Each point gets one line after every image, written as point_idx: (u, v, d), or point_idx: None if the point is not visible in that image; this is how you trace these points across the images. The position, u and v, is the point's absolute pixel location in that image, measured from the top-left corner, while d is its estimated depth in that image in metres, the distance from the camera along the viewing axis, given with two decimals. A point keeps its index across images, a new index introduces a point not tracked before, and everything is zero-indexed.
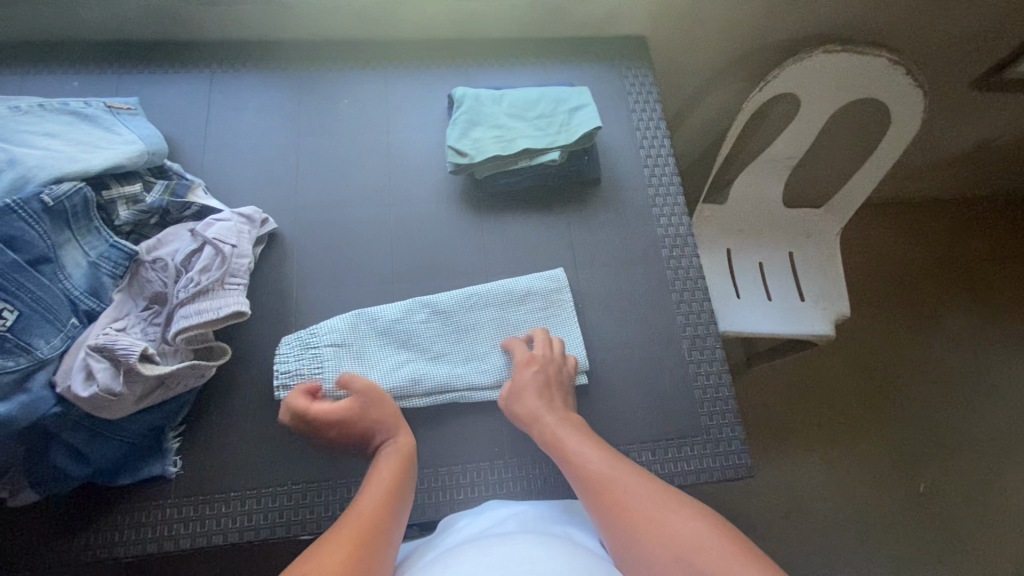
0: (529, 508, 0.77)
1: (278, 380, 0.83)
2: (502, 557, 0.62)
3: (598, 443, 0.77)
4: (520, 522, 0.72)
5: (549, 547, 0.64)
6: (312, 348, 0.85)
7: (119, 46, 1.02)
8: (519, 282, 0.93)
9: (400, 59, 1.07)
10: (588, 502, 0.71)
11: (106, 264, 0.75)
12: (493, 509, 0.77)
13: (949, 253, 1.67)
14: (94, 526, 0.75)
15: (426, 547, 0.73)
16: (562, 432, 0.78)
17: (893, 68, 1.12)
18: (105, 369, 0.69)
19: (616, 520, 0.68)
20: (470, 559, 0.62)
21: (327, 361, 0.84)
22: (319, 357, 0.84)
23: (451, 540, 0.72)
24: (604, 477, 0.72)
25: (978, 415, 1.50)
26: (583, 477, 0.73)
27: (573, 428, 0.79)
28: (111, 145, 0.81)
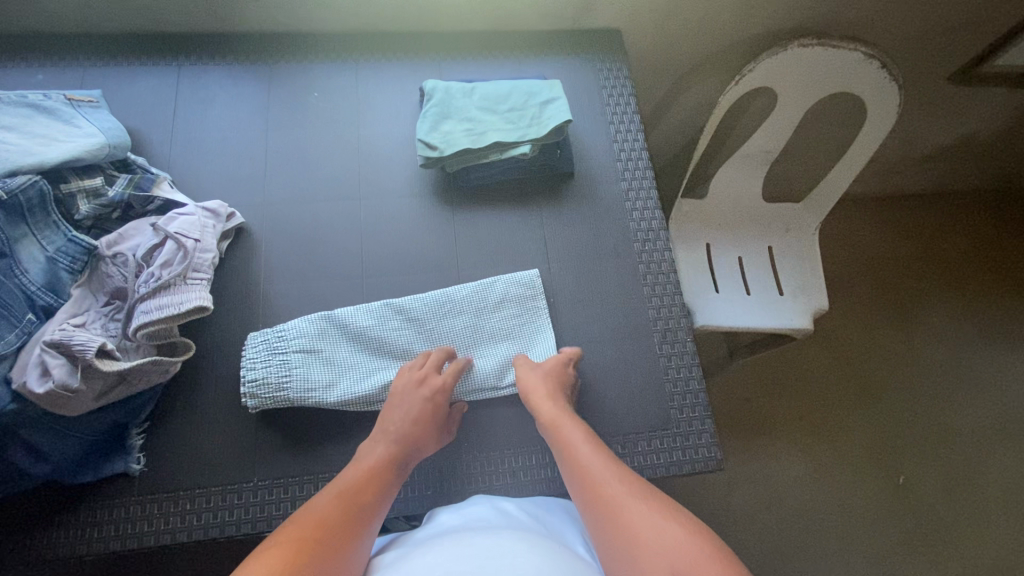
0: (512, 503, 0.77)
1: (243, 388, 0.81)
2: (482, 556, 0.62)
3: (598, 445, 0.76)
4: (501, 517, 0.73)
5: (529, 546, 0.65)
6: (278, 353, 0.83)
7: (83, 39, 1.00)
8: (494, 288, 0.91)
9: (372, 51, 1.06)
10: (582, 505, 0.71)
11: (64, 259, 0.75)
12: (475, 503, 0.77)
13: (928, 247, 1.68)
14: (56, 524, 0.74)
15: (404, 538, 0.73)
16: (565, 428, 0.77)
17: (867, 62, 1.12)
18: (61, 365, 0.67)
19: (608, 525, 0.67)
20: (450, 556, 0.62)
21: (294, 367, 0.82)
22: (286, 362, 0.82)
23: (428, 530, 0.73)
24: (597, 479, 0.71)
25: (956, 407, 1.51)
26: (578, 477, 0.73)
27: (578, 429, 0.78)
28: (70, 138, 0.80)
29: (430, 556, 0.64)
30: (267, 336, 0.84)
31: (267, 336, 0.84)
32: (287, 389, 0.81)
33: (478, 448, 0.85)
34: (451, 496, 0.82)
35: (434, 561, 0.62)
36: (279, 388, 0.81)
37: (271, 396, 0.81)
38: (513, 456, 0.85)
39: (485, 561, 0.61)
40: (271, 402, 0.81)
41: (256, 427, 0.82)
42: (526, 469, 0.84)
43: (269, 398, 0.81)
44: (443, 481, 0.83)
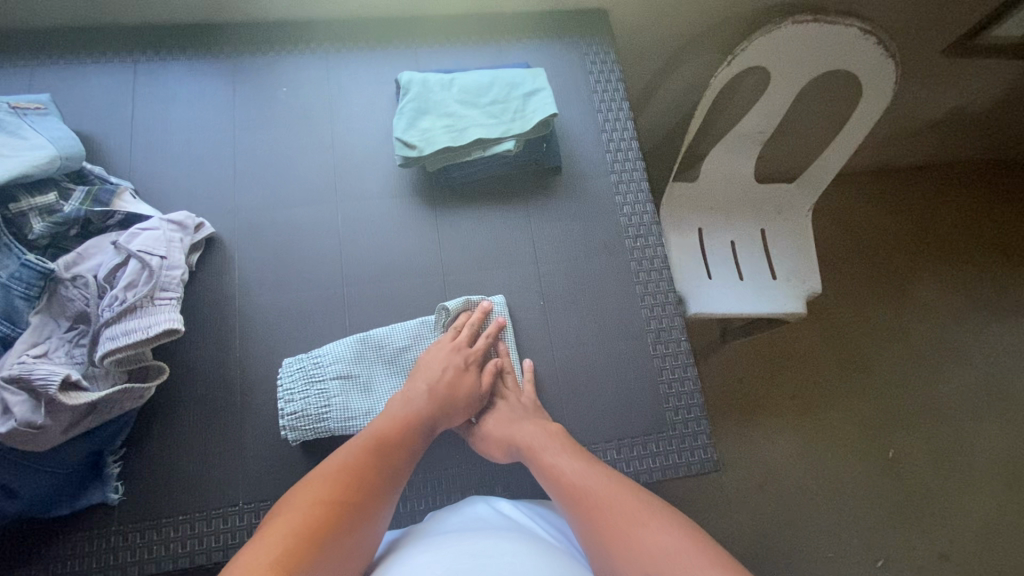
0: (511, 506, 0.75)
1: (283, 421, 0.78)
2: (480, 553, 0.63)
3: (578, 453, 0.74)
4: (504, 523, 0.71)
5: (534, 560, 0.64)
6: (317, 382, 0.80)
7: (29, 34, 0.93)
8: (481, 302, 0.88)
9: (344, 40, 1.00)
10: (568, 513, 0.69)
11: (18, 285, 0.69)
12: (474, 504, 0.75)
13: (921, 222, 1.66)
14: (35, 558, 0.71)
15: (402, 536, 0.71)
16: (538, 442, 0.76)
17: (865, 38, 1.07)
18: (23, 402, 0.63)
19: (594, 534, 0.66)
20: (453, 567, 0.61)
21: (333, 397, 0.80)
22: (325, 391, 0.80)
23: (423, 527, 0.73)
24: (579, 485, 0.70)
25: (947, 382, 1.52)
26: (560, 489, 0.71)
27: (554, 439, 0.76)
28: (16, 151, 0.73)
29: (433, 559, 0.63)
30: (302, 365, 0.81)
31: (302, 365, 0.81)
32: (328, 419, 0.79)
33: (471, 458, 0.83)
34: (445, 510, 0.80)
35: (437, 560, 0.62)
36: (320, 419, 0.79)
37: (312, 428, 0.78)
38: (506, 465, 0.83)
39: (483, 557, 0.62)
40: (312, 434, 0.78)
41: (238, 449, 0.79)
42: (519, 478, 0.83)
43: (311, 430, 0.78)
44: (436, 494, 0.81)
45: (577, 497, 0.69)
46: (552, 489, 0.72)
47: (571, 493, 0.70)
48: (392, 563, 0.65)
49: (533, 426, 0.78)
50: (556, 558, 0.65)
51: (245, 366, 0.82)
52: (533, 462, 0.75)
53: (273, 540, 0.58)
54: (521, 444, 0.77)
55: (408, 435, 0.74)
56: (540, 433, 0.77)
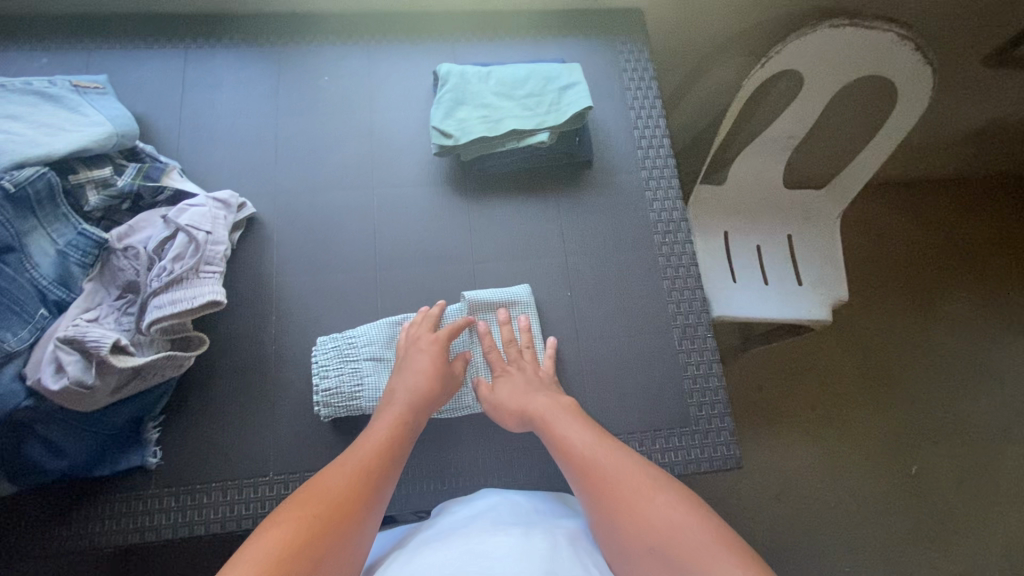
0: (523, 498, 0.76)
1: (317, 396, 0.80)
2: (477, 557, 0.61)
3: (589, 426, 0.75)
4: (511, 513, 0.71)
5: (535, 550, 0.62)
6: (350, 360, 0.83)
7: (89, 20, 0.97)
8: (510, 291, 0.89)
9: (384, 33, 1.03)
10: (578, 483, 0.70)
11: (75, 253, 0.73)
12: (485, 497, 0.76)
13: (952, 235, 1.63)
14: (75, 516, 0.74)
15: (416, 530, 0.73)
16: (551, 414, 0.76)
17: (902, 44, 1.07)
18: (76, 361, 0.67)
19: (606, 505, 0.66)
20: (454, 561, 0.61)
21: (367, 375, 0.82)
22: (358, 370, 0.82)
23: (439, 523, 0.72)
24: (591, 454, 0.70)
25: (975, 399, 1.49)
26: (571, 463, 0.71)
27: (564, 411, 0.77)
28: (77, 127, 0.77)
29: (431, 561, 0.62)
30: (336, 343, 0.84)
31: (336, 343, 0.84)
32: (361, 397, 0.81)
33: (494, 443, 0.84)
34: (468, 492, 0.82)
35: (434, 563, 0.62)
36: (352, 397, 0.81)
37: (345, 405, 0.80)
38: (528, 452, 0.84)
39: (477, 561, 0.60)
40: (344, 411, 0.80)
41: (271, 422, 0.81)
42: (540, 465, 0.84)
43: (344, 406, 0.80)
44: (459, 477, 0.82)
45: (585, 469, 0.69)
46: (564, 461, 0.72)
47: (581, 467, 0.70)
48: (406, 553, 0.66)
49: (544, 396, 0.79)
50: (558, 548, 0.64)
51: (280, 342, 0.85)
52: (545, 432, 0.75)
53: (263, 549, 0.54)
54: (535, 417, 0.77)
55: (388, 463, 0.69)
56: (552, 405, 0.77)
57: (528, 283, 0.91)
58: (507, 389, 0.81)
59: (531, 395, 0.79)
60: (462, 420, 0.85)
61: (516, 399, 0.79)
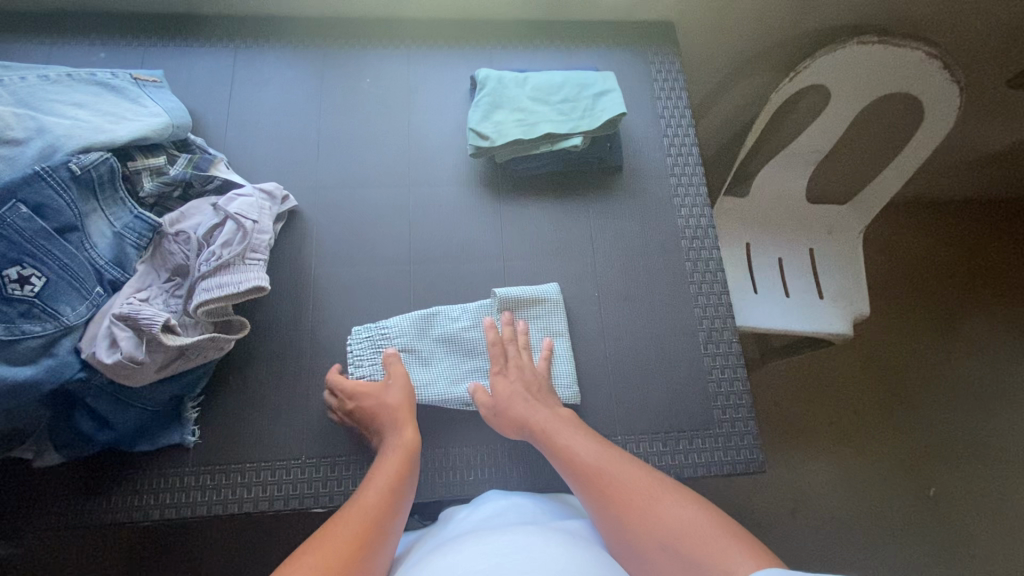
0: (527, 500, 0.77)
1: None
2: (499, 551, 0.61)
3: (590, 436, 0.77)
4: (520, 515, 0.73)
5: (547, 540, 0.64)
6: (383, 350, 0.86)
7: (146, 18, 1.02)
8: (539, 289, 0.91)
9: (425, 38, 1.06)
10: (582, 490, 0.71)
11: (131, 235, 0.77)
12: (490, 500, 0.77)
13: (975, 255, 1.63)
14: (115, 490, 0.77)
15: (427, 537, 0.74)
16: (551, 426, 0.78)
17: (931, 62, 1.08)
18: (129, 337, 0.70)
19: (612, 509, 0.68)
20: (469, 550, 0.62)
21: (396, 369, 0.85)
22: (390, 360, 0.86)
23: (451, 529, 0.72)
24: (595, 463, 0.72)
25: (996, 420, 1.48)
26: (577, 473, 0.73)
27: (564, 422, 0.78)
28: (137, 117, 0.81)
29: (453, 557, 0.62)
30: (369, 334, 0.87)
31: (369, 334, 0.87)
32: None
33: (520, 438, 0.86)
34: (493, 485, 0.83)
35: (454, 559, 0.61)
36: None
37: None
38: None
39: (501, 555, 0.60)
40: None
41: (304, 407, 0.83)
42: None
43: None
44: (485, 469, 0.84)
45: (591, 478, 0.71)
46: (569, 473, 0.74)
47: (587, 477, 0.72)
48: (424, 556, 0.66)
49: (542, 407, 0.80)
50: (570, 540, 0.65)
51: (315, 331, 0.87)
52: (547, 445, 0.77)
53: None
54: (536, 429, 0.78)
55: (390, 519, 0.67)
56: (552, 417, 0.79)
57: (557, 283, 0.93)
58: (505, 393, 0.82)
59: (524, 405, 0.80)
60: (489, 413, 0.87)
61: (511, 409, 0.80)
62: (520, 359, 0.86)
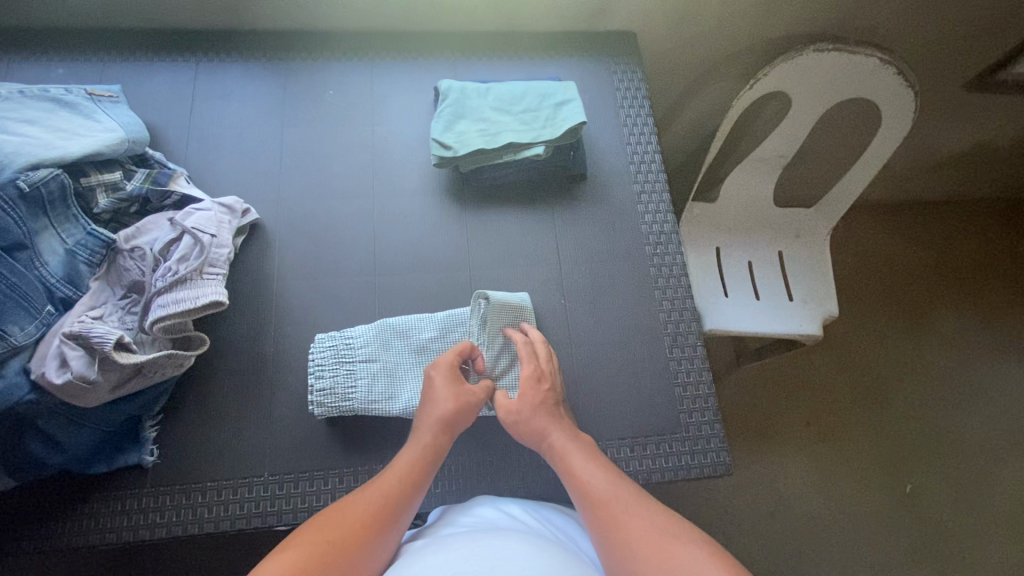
0: (517, 504, 0.77)
1: (311, 396, 0.81)
2: (490, 556, 0.61)
3: (604, 462, 0.76)
4: (513, 523, 0.72)
5: (538, 553, 0.63)
6: (346, 362, 0.84)
7: (105, 34, 1.02)
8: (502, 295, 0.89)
9: (389, 51, 1.07)
10: (586, 515, 0.71)
11: (83, 252, 0.75)
12: (484, 505, 0.77)
13: (940, 255, 1.67)
14: (70, 514, 0.75)
15: (417, 536, 0.74)
16: (568, 447, 0.77)
17: (884, 68, 1.11)
18: (80, 357, 0.69)
19: (613, 538, 0.68)
20: (460, 553, 0.62)
21: (360, 380, 0.83)
22: (351, 372, 0.84)
23: (440, 531, 0.72)
24: (604, 490, 0.72)
25: (966, 416, 1.50)
26: (586, 497, 0.72)
27: (580, 445, 0.78)
28: (91, 132, 0.81)
29: (443, 558, 0.62)
30: (333, 342, 0.85)
31: (333, 342, 0.85)
32: (353, 398, 0.82)
33: (486, 446, 0.85)
34: (461, 496, 0.82)
35: (446, 560, 0.62)
36: (345, 397, 0.82)
37: (337, 406, 0.81)
38: (520, 458, 0.85)
39: (493, 560, 0.61)
40: (336, 412, 0.81)
41: (267, 423, 0.82)
42: (534, 468, 0.84)
43: (335, 408, 0.81)
44: (452, 479, 0.83)
45: (600, 505, 0.71)
46: (578, 500, 0.73)
47: (595, 502, 0.71)
48: (416, 552, 0.67)
49: (563, 427, 0.79)
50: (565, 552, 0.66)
51: (278, 345, 0.86)
52: (562, 465, 0.76)
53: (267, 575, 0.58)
54: (552, 448, 0.78)
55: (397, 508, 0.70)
56: (569, 439, 0.78)
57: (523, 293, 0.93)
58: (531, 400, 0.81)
59: (547, 418, 0.80)
60: None
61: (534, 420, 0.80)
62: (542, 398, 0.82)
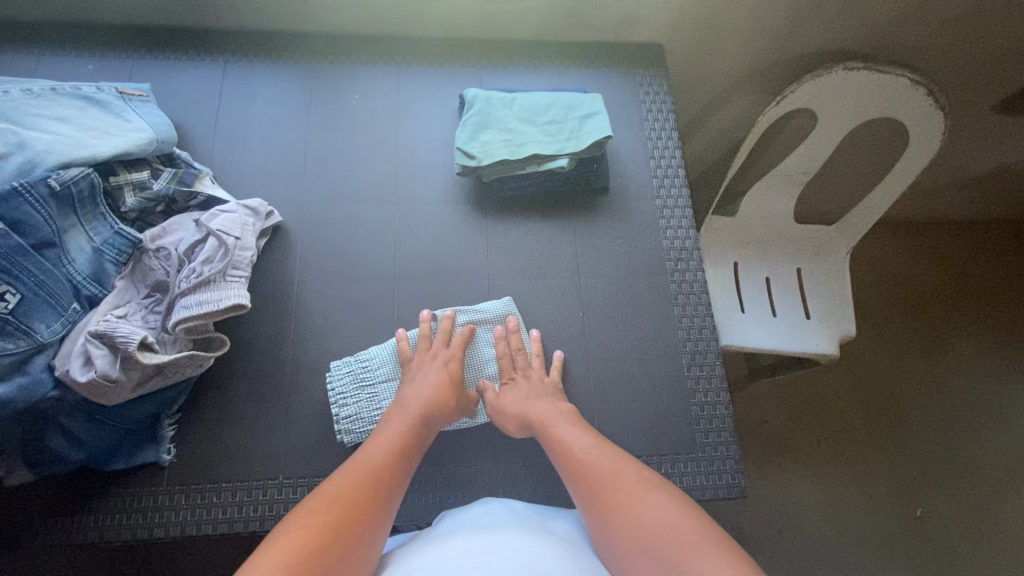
0: (521, 503, 0.76)
1: (338, 425, 0.82)
2: (489, 552, 0.60)
3: (589, 431, 0.77)
4: (514, 517, 0.71)
5: (539, 543, 0.62)
6: (366, 385, 0.85)
7: (136, 31, 1.02)
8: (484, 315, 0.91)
9: (416, 56, 1.07)
10: (574, 488, 0.71)
11: (110, 251, 0.76)
12: (485, 503, 0.76)
13: (960, 278, 1.64)
14: (88, 508, 0.76)
15: (417, 535, 0.72)
16: (549, 418, 0.79)
17: (915, 88, 1.10)
18: (104, 355, 0.69)
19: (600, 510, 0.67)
20: (459, 549, 0.61)
21: (384, 400, 0.84)
22: (374, 395, 0.84)
23: (441, 528, 0.71)
24: (591, 459, 0.72)
25: (983, 443, 1.48)
26: (571, 466, 0.73)
27: (562, 416, 0.79)
28: (121, 132, 0.81)
29: (443, 554, 0.61)
30: (350, 367, 0.85)
31: (350, 367, 0.85)
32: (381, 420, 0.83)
33: (498, 459, 0.85)
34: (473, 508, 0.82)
35: (445, 555, 0.60)
36: (373, 420, 0.83)
37: (367, 430, 0.82)
38: (534, 472, 0.84)
39: (492, 555, 0.59)
40: (366, 437, 0.82)
41: (282, 426, 0.82)
42: (546, 482, 0.84)
43: (366, 432, 0.82)
44: (463, 490, 0.83)
45: (586, 476, 0.70)
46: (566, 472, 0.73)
47: (581, 470, 0.71)
48: (414, 549, 0.65)
49: (547, 402, 0.81)
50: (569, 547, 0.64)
51: (297, 348, 0.87)
52: (546, 437, 0.77)
53: (283, 546, 0.56)
54: (536, 423, 0.79)
55: (394, 478, 0.69)
56: (551, 410, 0.80)
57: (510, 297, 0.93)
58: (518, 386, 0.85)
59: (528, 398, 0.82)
60: (471, 434, 0.86)
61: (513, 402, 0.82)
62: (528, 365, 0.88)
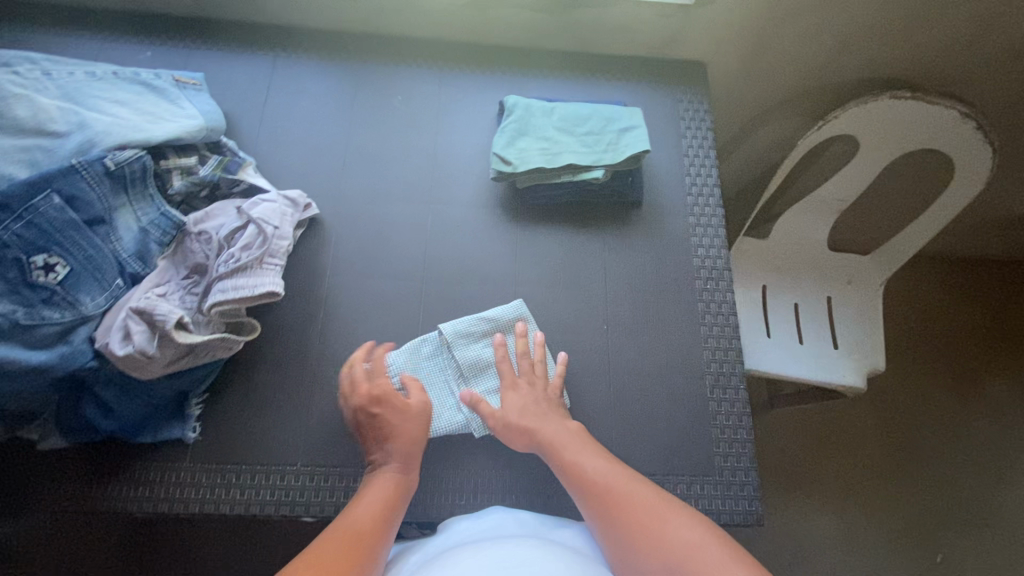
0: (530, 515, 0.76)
1: None
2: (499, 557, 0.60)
3: (601, 453, 0.76)
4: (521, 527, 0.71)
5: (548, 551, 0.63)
6: None
7: (194, 22, 1.06)
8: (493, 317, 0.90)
9: (460, 61, 1.09)
10: (584, 503, 0.71)
11: (155, 231, 0.79)
12: (494, 514, 0.76)
13: (1000, 319, 1.59)
14: (113, 477, 0.78)
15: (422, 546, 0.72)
16: (559, 441, 0.77)
17: (965, 122, 1.07)
18: (142, 331, 0.71)
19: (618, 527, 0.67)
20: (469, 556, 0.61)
21: None
22: None
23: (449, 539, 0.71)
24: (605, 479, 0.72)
25: (1014, 492, 1.42)
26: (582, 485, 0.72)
27: (579, 438, 0.77)
28: (174, 118, 0.85)
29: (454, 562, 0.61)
30: None
31: None
32: None
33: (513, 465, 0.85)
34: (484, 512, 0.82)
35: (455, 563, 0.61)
36: None
37: None
38: (547, 481, 0.84)
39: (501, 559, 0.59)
40: None
41: (304, 414, 0.84)
42: (559, 494, 0.83)
43: None
44: (475, 494, 0.83)
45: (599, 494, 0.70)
46: (579, 492, 0.72)
47: (592, 489, 0.71)
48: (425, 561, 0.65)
49: (558, 423, 0.79)
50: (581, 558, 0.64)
51: (323, 339, 0.88)
52: (556, 460, 0.75)
53: None
54: (546, 445, 0.77)
55: (380, 533, 0.67)
56: (562, 432, 0.78)
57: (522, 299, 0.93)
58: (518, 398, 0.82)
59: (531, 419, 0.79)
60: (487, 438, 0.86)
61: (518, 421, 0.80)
62: (533, 372, 0.85)
